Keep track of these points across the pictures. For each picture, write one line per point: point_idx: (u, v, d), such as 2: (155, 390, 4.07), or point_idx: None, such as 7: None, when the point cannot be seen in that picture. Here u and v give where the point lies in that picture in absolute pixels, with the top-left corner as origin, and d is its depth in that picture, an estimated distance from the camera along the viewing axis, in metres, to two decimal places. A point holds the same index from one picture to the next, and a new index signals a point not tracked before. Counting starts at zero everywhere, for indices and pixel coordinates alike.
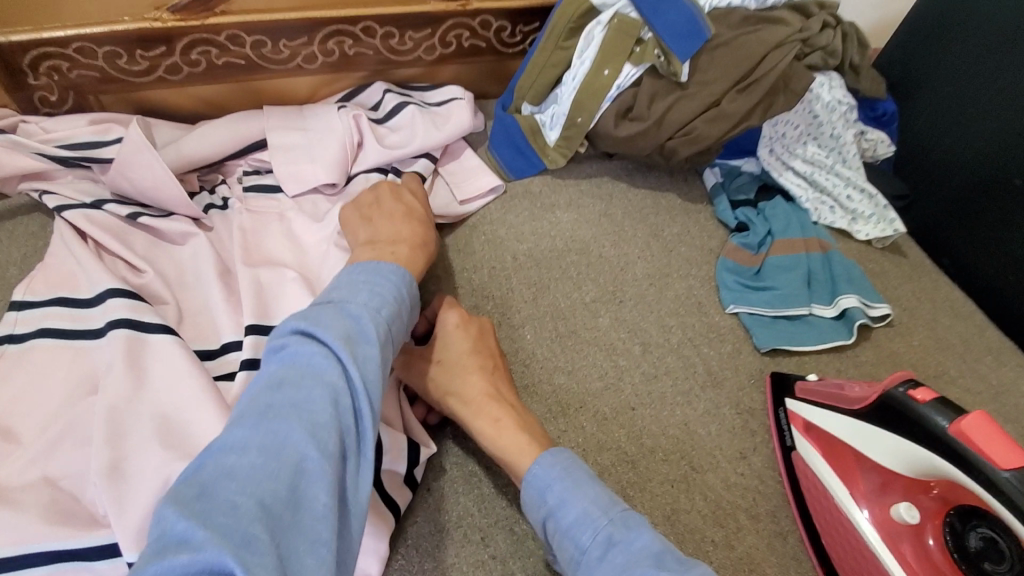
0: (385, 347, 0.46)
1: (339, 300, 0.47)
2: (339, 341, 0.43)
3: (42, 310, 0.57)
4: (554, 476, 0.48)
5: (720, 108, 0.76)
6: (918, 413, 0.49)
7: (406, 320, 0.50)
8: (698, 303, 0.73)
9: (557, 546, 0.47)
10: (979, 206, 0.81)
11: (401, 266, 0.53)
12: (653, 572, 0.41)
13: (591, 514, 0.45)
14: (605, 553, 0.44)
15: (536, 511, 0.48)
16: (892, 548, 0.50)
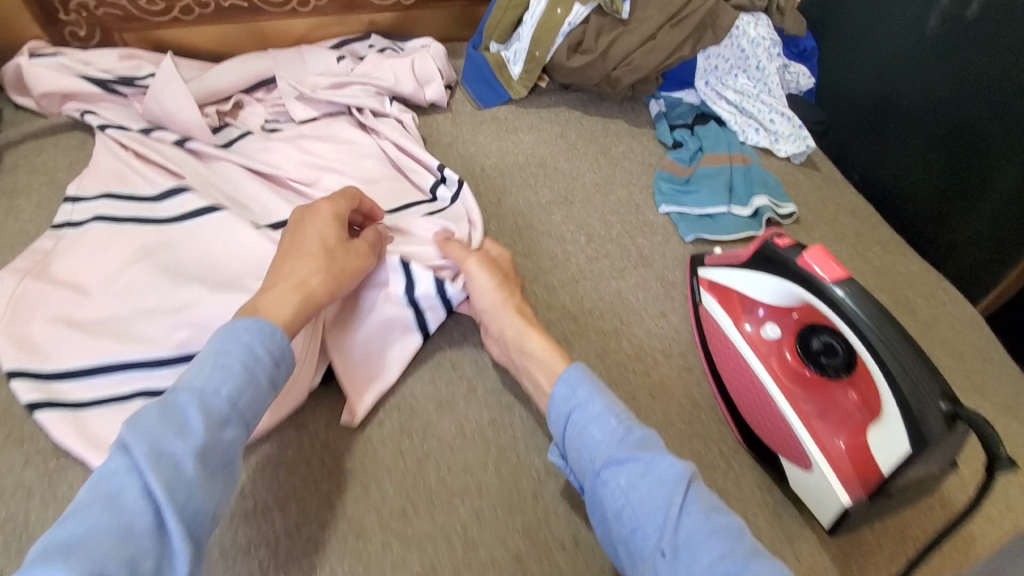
0: (217, 436, 0.46)
1: (174, 397, 0.47)
2: (149, 445, 0.43)
3: (96, 202, 0.71)
4: (580, 381, 0.58)
5: (656, 41, 0.89)
6: (778, 254, 0.63)
7: (259, 395, 0.50)
8: (636, 205, 0.88)
9: (575, 435, 0.56)
10: (880, 126, 0.95)
11: (259, 322, 0.52)
12: (664, 456, 0.53)
13: (609, 412, 0.56)
14: (624, 438, 0.54)
15: (561, 407, 0.58)
16: (761, 358, 0.66)
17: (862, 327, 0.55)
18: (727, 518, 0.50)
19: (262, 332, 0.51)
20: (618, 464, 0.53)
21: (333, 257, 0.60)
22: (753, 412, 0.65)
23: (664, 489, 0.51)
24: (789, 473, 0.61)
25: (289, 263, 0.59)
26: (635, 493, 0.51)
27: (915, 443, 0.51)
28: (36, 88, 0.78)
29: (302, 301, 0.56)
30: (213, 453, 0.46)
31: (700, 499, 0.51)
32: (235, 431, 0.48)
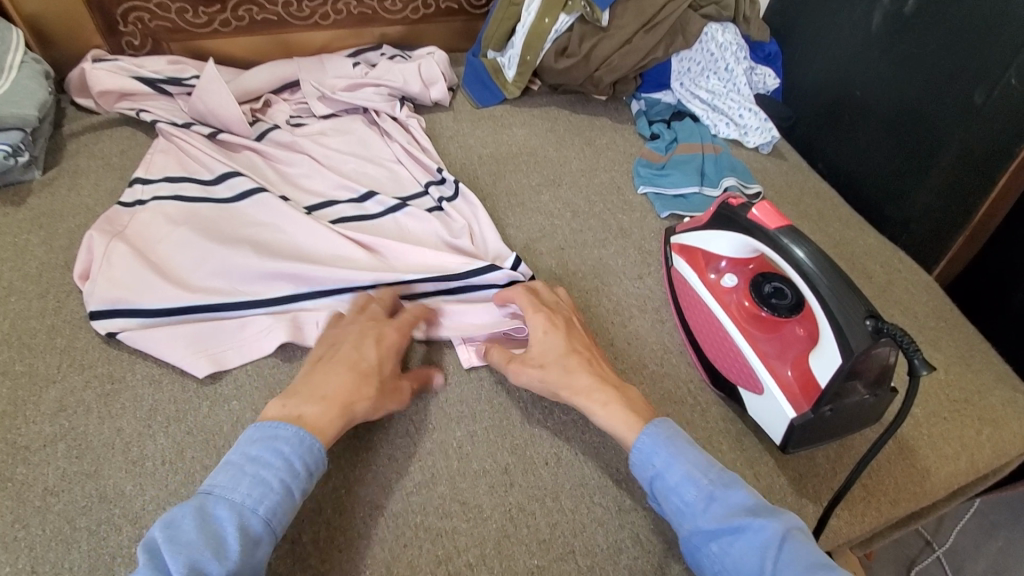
0: (249, 556, 0.47)
1: (207, 508, 0.48)
2: (186, 561, 0.44)
3: (158, 184, 0.82)
4: (661, 443, 0.57)
5: (632, 44, 1.03)
6: (731, 211, 0.72)
7: (290, 508, 0.51)
8: (618, 187, 0.98)
9: (661, 498, 0.56)
10: (838, 117, 1.06)
11: (300, 432, 0.53)
12: (753, 520, 0.51)
13: (694, 474, 0.55)
14: (709, 505, 0.53)
15: (642, 473, 0.57)
16: (721, 303, 0.73)
17: (800, 263, 0.63)
18: (830, 574, 0.48)
19: (301, 445, 0.52)
20: (711, 533, 0.52)
21: (382, 386, 0.61)
22: (715, 351, 0.73)
23: (755, 552, 0.50)
24: (747, 401, 0.70)
25: (336, 373, 0.59)
26: (728, 557, 0.51)
27: (846, 357, 0.59)
28: (96, 87, 0.90)
29: (340, 405, 0.57)
30: (243, 574, 0.46)
31: (798, 557, 0.49)
32: (266, 547, 0.48)
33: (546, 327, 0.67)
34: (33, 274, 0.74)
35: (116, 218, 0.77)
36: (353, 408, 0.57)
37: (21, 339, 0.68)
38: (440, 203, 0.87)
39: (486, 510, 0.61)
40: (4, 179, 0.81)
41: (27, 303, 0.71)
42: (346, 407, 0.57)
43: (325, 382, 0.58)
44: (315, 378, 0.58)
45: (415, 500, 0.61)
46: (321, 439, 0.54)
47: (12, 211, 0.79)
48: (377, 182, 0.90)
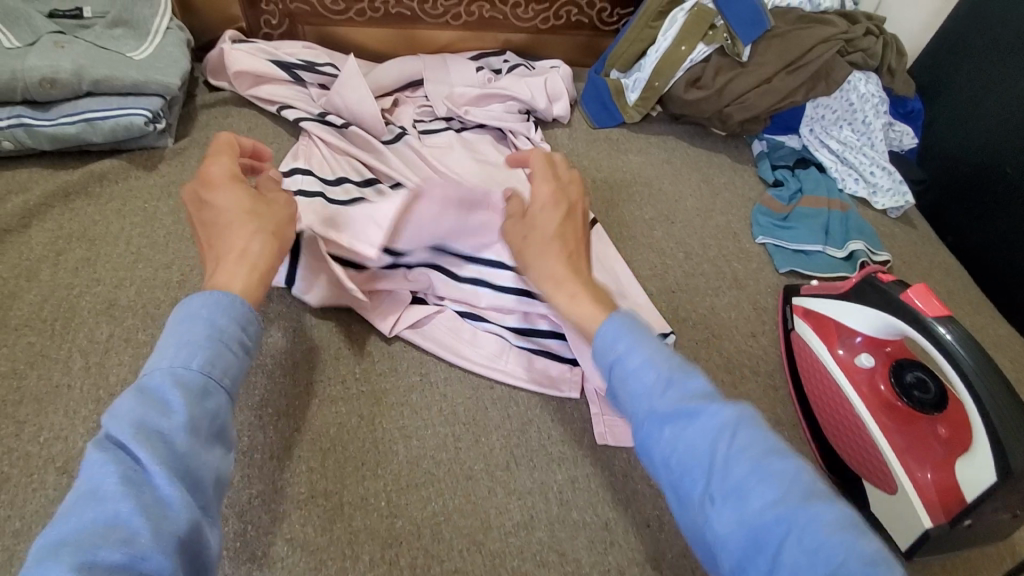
0: (200, 408, 0.40)
1: (137, 384, 0.40)
2: (132, 424, 0.37)
3: (304, 179, 0.80)
4: (623, 329, 0.46)
5: (771, 84, 0.97)
6: (880, 287, 0.67)
7: (235, 363, 0.43)
8: (734, 233, 0.93)
9: (618, 387, 0.45)
10: (977, 191, 0.99)
11: (215, 294, 0.45)
12: (707, 405, 0.41)
13: (654, 359, 0.44)
14: (667, 389, 0.42)
15: (603, 358, 0.46)
16: (851, 383, 0.69)
17: (960, 362, 0.59)
18: (786, 459, 0.39)
19: (219, 303, 0.44)
20: (664, 418, 0.41)
21: (263, 215, 0.53)
22: (839, 435, 0.68)
23: (712, 436, 0.40)
24: (871, 497, 0.65)
25: (218, 237, 0.51)
26: (681, 444, 0.40)
27: (1003, 477, 0.55)
28: (233, 67, 0.91)
29: (229, 249, 0.50)
30: (204, 424, 0.40)
31: (753, 439, 0.39)
32: (219, 395, 0.41)
33: (549, 203, 0.62)
34: (160, 242, 0.75)
35: None
36: (245, 244, 0.50)
37: (146, 307, 0.69)
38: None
39: (584, 565, 0.58)
40: (139, 143, 0.83)
41: (154, 271, 0.72)
42: (244, 257, 0.49)
43: (216, 243, 0.50)
44: (210, 248, 0.51)
45: (512, 542, 0.59)
46: (227, 288, 0.47)
47: (144, 175, 0.81)
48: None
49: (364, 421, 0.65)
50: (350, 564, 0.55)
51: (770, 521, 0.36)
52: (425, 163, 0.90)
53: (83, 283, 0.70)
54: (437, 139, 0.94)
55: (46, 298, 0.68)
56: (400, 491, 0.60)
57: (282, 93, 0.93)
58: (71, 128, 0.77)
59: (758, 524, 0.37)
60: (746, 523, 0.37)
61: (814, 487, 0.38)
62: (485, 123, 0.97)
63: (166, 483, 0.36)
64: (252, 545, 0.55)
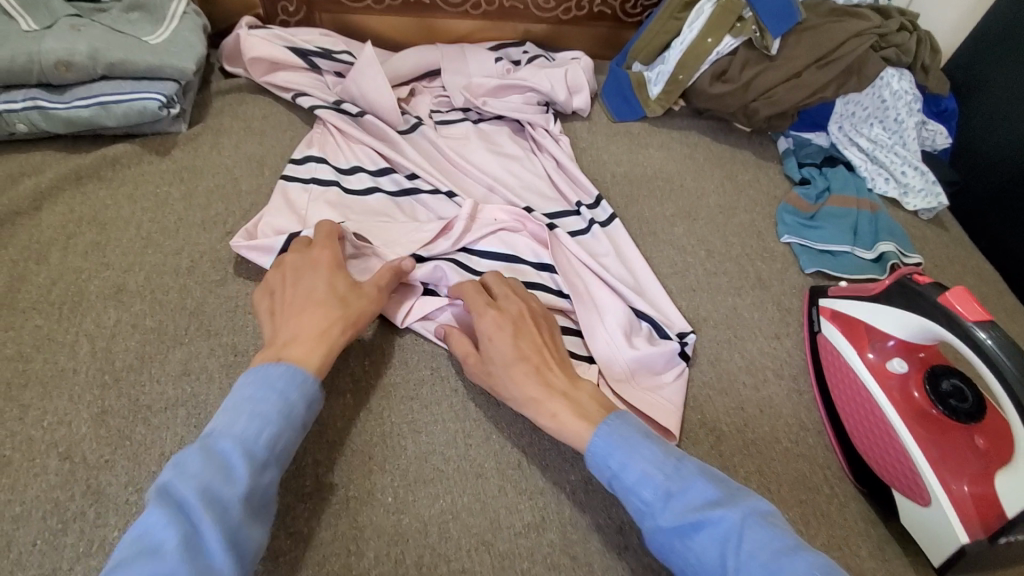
0: (258, 482, 0.45)
1: (206, 441, 0.46)
2: (198, 487, 0.43)
3: (316, 166, 0.81)
4: (613, 441, 0.52)
5: (800, 78, 0.93)
6: (916, 288, 0.64)
7: (292, 436, 0.49)
8: (758, 232, 0.90)
9: (621, 500, 0.51)
10: (1014, 193, 0.94)
11: (292, 367, 0.51)
12: (711, 513, 0.47)
13: (650, 473, 0.50)
14: (668, 503, 0.49)
15: (601, 473, 0.52)
16: (882, 387, 0.65)
17: (1003, 368, 0.55)
18: (798, 556, 0.44)
19: (295, 378, 0.50)
20: (673, 532, 0.48)
21: (350, 306, 0.60)
22: (866, 442, 0.65)
23: (718, 543, 0.47)
24: (903, 509, 0.61)
25: (297, 317, 0.57)
26: (692, 553, 0.47)
27: None
28: (248, 53, 0.89)
29: (316, 332, 0.56)
30: (256, 499, 0.45)
31: (762, 541, 0.45)
32: (273, 474, 0.47)
33: (495, 331, 0.61)
34: (171, 228, 0.74)
35: (288, 194, 0.77)
36: (332, 334, 0.56)
37: (154, 293, 0.68)
38: (591, 224, 0.83)
39: (596, 570, 0.56)
40: (153, 128, 0.82)
41: (163, 257, 0.71)
42: (324, 339, 0.55)
43: (299, 322, 0.57)
44: (288, 322, 0.57)
45: (522, 543, 0.56)
46: (312, 370, 0.53)
47: (157, 161, 0.80)
48: (524, 191, 0.86)
49: (372, 414, 0.63)
50: (354, 560, 0.53)
51: None
52: (441, 154, 0.88)
53: (92, 266, 0.69)
54: (453, 130, 0.93)
55: (55, 280, 0.67)
56: (407, 487, 0.58)
57: (299, 80, 0.92)
58: (85, 112, 0.76)
59: None
60: None
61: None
62: (503, 115, 0.95)
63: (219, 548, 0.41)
64: None
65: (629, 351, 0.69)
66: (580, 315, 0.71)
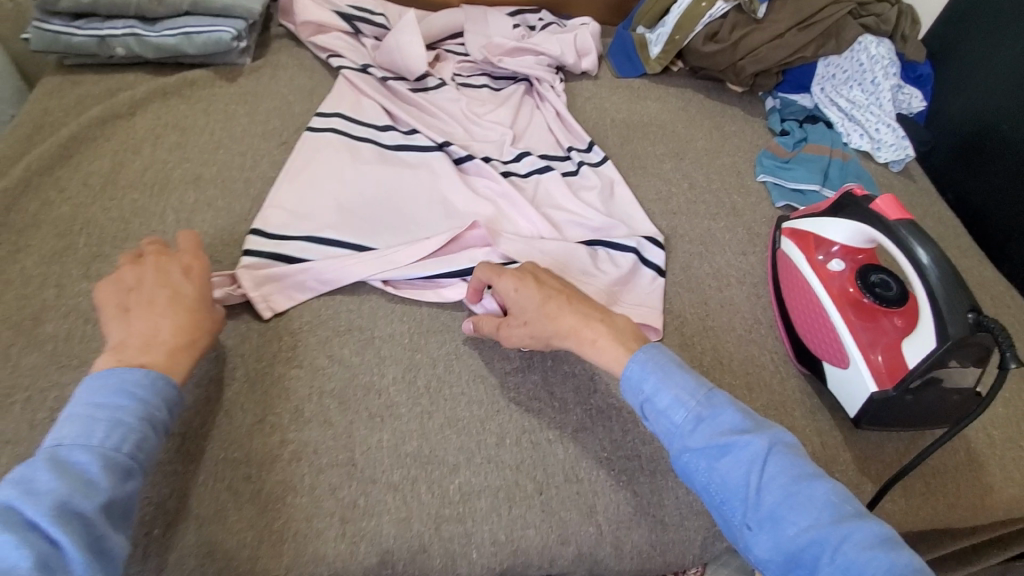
0: (120, 488, 0.47)
1: (55, 455, 0.46)
2: (52, 503, 0.43)
3: (331, 119, 0.91)
4: (646, 369, 0.58)
5: (783, 39, 1.06)
6: (854, 200, 0.75)
7: (155, 436, 0.51)
8: (738, 172, 1.02)
9: (652, 423, 0.58)
10: (980, 148, 1.05)
11: (150, 374, 0.52)
12: (737, 438, 0.53)
13: (682, 399, 0.56)
14: (697, 426, 0.55)
15: (633, 398, 0.59)
16: (823, 284, 0.76)
17: (914, 254, 0.66)
18: (814, 483, 0.51)
19: (153, 384, 0.52)
20: (701, 452, 0.54)
21: (208, 314, 0.60)
22: (807, 329, 0.76)
23: (742, 466, 0.53)
24: (830, 376, 0.74)
25: (150, 319, 0.57)
26: (716, 473, 0.53)
27: (941, 342, 0.62)
28: (301, 15, 1.02)
29: (169, 336, 0.56)
30: (117, 504, 0.46)
31: (783, 466, 0.52)
32: (136, 482, 0.48)
33: (519, 285, 0.66)
34: (236, 137, 0.90)
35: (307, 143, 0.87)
36: (189, 340, 0.57)
37: (224, 182, 0.83)
38: (580, 166, 0.95)
39: (569, 403, 0.69)
40: (223, 59, 0.98)
41: (231, 157, 0.86)
42: (178, 345, 0.56)
43: (146, 327, 0.56)
44: (132, 329, 0.56)
45: (511, 380, 0.70)
46: (169, 373, 0.54)
47: (225, 86, 0.96)
48: (527, 138, 1.00)
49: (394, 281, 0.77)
50: (377, 378, 0.68)
51: (805, 542, 0.49)
52: (450, 109, 1.00)
53: (175, 160, 0.85)
54: (473, 89, 1.06)
55: (146, 168, 0.83)
56: (421, 334, 0.73)
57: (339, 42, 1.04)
58: (171, 40, 0.92)
59: (793, 544, 0.49)
60: (782, 545, 0.50)
61: (845, 508, 0.50)
62: (517, 74, 1.08)
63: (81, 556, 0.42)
64: (302, 356, 0.68)
65: (600, 276, 0.78)
66: (551, 269, 0.76)
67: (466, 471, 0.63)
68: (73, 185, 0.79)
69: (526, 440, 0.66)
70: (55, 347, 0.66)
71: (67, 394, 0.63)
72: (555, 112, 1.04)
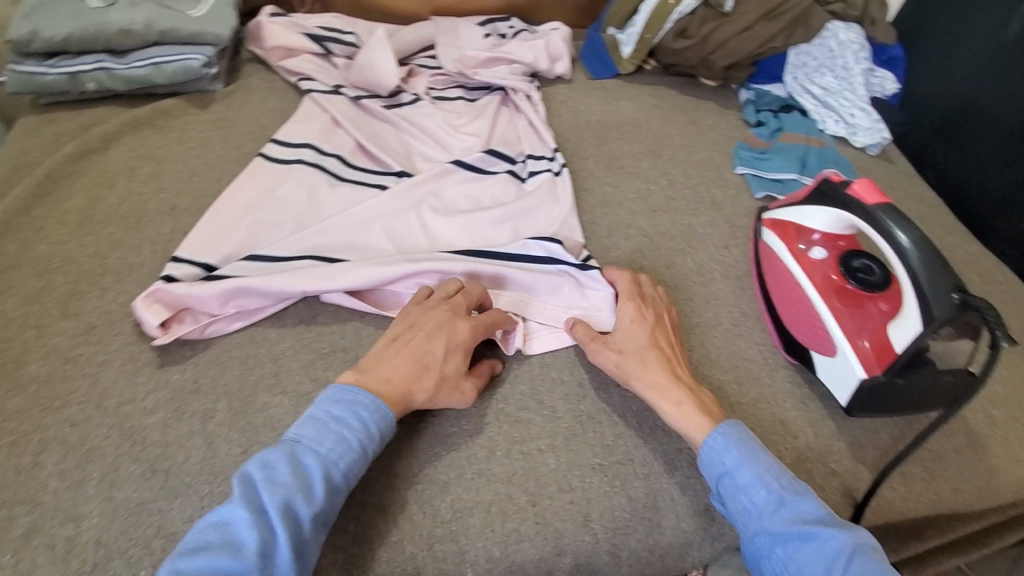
0: (327, 502, 0.53)
1: (291, 447, 0.55)
2: (282, 498, 0.51)
3: (278, 146, 0.90)
4: (731, 442, 0.60)
5: (753, 31, 1.06)
6: (831, 187, 0.74)
7: (365, 463, 0.58)
8: (716, 165, 1.02)
9: (727, 497, 0.59)
10: (956, 126, 1.05)
11: (377, 401, 0.58)
12: (821, 529, 0.54)
13: (766, 478, 0.58)
14: (778, 508, 0.56)
15: (712, 469, 0.60)
16: (807, 273, 0.76)
17: (894, 239, 0.65)
18: None
19: (378, 413, 0.58)
20: (778, 536, 0.55)
21: (443, 383, 0.63)
22: (794, 320, 0.76)
23: (823, 560, 0.53)
24: (819, 365, 0.73)
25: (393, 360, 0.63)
26: (794, 562, 0.54)
27: (927, 325, 0.62)
28: (270, 39, 1.03)
29: (402, 381, 0.61)
30: (322, 518, 0.53)
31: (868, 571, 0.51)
32: (337, 497, 0.55)
33: (637, 318, 0.70)
34: (212, 162, 0.89)
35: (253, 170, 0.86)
36: (416, 385, 0.61)
37: (202, 210, 0.83)
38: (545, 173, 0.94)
39: (559, 411, 0.69)
40: (195, 86, 0.98)
41: (207, 185, 0.86)
42: (404, 394, 0.61)
43: (383, 362, 0.62)
44: (375, 358, 0.63)
45: (498, 391, 0.69)
46: (393, 407, 0.59)
47: (198, 113, 0.96)
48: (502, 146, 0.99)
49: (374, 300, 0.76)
50: None
51: None
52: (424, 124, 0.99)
53: (151, 192, 0.84)
54: (448, 101, 1.06)
55: (122, 202, 0.82)
56: None
57: (308, 64, 1.04)
58: (141, 72, 0.92)
59: None
60: None
61: None
62: (491, 83, 1.07)
63: (287, 557, 0.49)
64: (285, 383, 0.68)
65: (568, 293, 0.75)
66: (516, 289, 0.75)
67: (457, 489, 0.62)
68: (50, 223, 0.79)
69: (517, 451, 0.65)
70: (34, 388, 0.65)
71: (50, 437, 0.62)
72: (530, 117, 1.03)
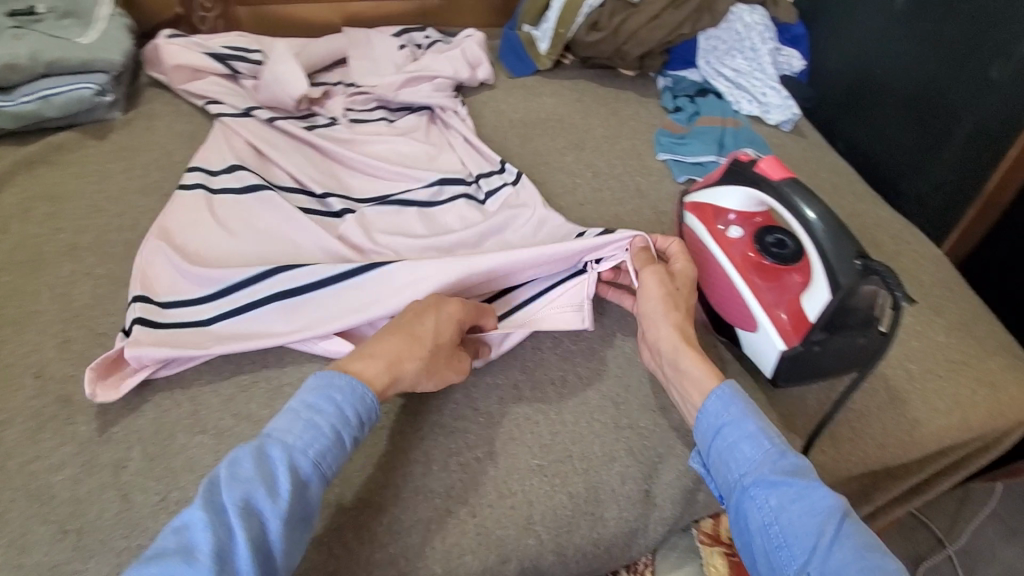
0: (299, 501, 0.51)
1: (261, 442, 0.52)
2: (242, 496, 0.48)
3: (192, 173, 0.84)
4: (732, 396, 0.59)
5: (661, 19, 1.09)
6: (741, 166, 0.76)
7: (343, 454, 0.54)
8: (639, 153, 1.04)
9: (722, 448, 0.58)
10: (858, 97, 1.10)
11: (352, 381, 0.55)
12: (815, 486, 0.53)
13: (765, 431, 0.57)
14: (776, 460, 0.55)
15: (710, 420, 0.59)
16: (726, 253, 0.77)
17: (800, 214, 0.68)
18: (887, 556, 0.50)
19: (350, 394, 0.55)
20: (769, 486, 0.54)
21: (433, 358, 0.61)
22: (720, 299, 0.77)
23: (814, 516, 0.52)
24: (745, 341, 0.75)
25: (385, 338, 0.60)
26: (783, 513, 0.52)
27: (834, 292, 0.65)
28: (170, 60, 0.98)
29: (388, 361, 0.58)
30: (293, 515, 0.50)
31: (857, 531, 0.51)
32: (316, 489, 0.52)
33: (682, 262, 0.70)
34: (115, 195, 0.84)
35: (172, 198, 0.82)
36: (402, 370, 0.58)
37: (105, 247, 0.78)
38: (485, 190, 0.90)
39: (495, 416, 0.68)
40: (91, 116, 0.93)
41: (109, 220, 0.81)
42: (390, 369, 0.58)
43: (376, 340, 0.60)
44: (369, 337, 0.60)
45: (432, 403, 0.68)
46: (371, 389, 0.57)
47: (96, 144, 0.90)
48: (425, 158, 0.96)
49: None
50: None
51: None
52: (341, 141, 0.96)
53: (47, 232, 0.79)
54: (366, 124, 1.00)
55: (15, 246, 0.77)
56: None
57: (214, 86, 0.99)
58: (27, 105, 0.86)
59: None
60: None
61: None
62: (411, 104, 1.04)
63: (246, 557, 0.46)
64: (206, 421, 0.65)
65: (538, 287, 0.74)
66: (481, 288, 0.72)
67: (395, 509, 0.60)
68: None
69: (455, 462, 0.64)
70: None
71: None
72: (451, 125, 1.01)
